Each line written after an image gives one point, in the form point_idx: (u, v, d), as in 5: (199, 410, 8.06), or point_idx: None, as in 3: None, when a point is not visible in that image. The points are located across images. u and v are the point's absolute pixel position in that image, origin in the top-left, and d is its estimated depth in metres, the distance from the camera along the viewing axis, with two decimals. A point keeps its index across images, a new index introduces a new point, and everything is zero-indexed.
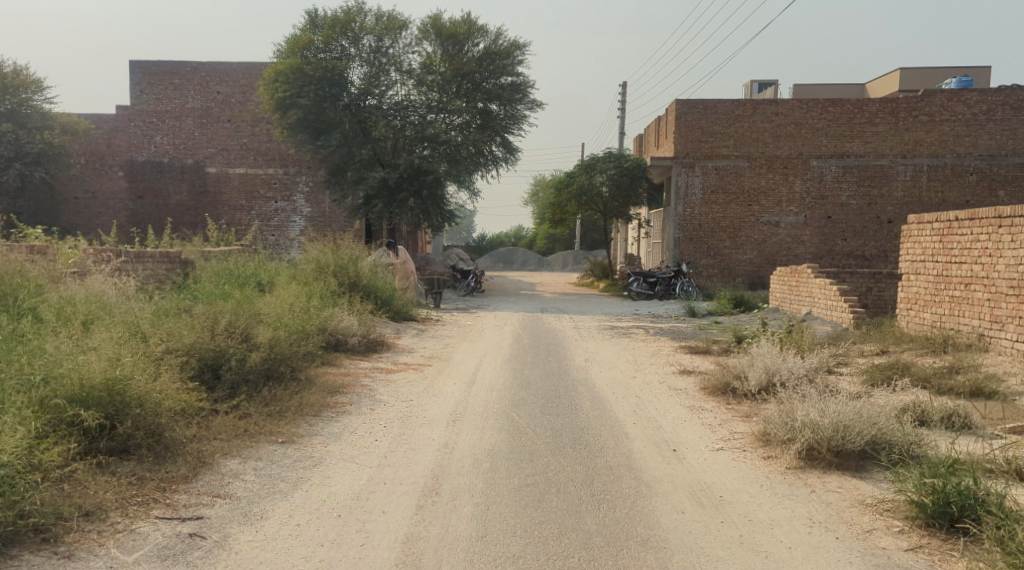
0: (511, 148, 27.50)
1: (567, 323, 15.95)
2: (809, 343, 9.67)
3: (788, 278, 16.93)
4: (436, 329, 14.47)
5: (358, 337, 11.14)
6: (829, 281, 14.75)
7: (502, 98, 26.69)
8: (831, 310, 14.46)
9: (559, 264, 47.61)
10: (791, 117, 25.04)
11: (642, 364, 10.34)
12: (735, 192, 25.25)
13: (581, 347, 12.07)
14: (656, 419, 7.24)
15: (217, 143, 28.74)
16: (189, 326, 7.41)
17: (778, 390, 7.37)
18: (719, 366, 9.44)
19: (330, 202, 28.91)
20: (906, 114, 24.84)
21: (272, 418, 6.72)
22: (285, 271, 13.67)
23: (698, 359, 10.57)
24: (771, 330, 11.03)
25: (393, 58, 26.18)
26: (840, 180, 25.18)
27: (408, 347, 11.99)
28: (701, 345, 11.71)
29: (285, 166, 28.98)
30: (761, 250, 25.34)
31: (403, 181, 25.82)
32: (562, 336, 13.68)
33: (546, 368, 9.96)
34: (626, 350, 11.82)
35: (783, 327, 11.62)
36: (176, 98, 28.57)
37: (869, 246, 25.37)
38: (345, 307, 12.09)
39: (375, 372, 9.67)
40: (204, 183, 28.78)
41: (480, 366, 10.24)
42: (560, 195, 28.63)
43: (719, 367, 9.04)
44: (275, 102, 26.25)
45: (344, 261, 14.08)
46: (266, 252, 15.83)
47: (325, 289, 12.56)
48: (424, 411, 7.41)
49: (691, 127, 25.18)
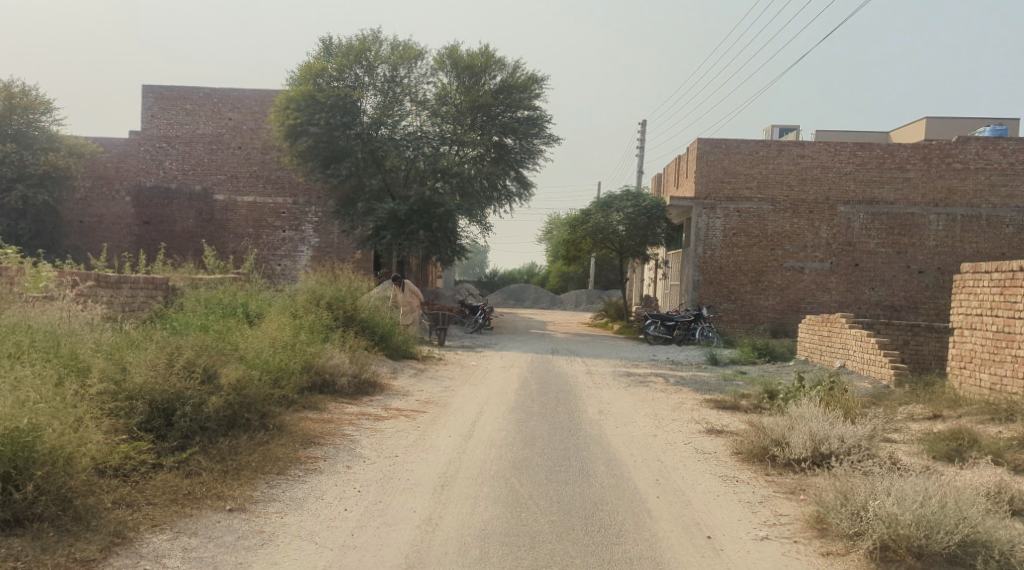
0: (525, 182, 26.70)
1: (579, 367, 14.81)
2: (855, 403, 8.54)
3: (818, 327, 15.79)
4: (438, 369, 13.39)
5: (349, 377, 10.06)
6: (865, 333, 13.64)
7: (517, 132, 25.97)
8: (867, 364, 13.31)
9: (572, 303, 46.54)
10: (817, 160, 24.04)
11: (663, 420, 9.18)
12: (758, 235, 24.18)
13: (594, 396, 10.97)
14: (683, 492, 6.09)
15: (227, 170, 28.04)
16: (142, 361, 6.36)
17: (830, 462, 6.22)
18: (753, 426, 8.30)
19: (339, 232, 27.93)
20: (939, 161, 23.82)
21: (225, 475, 5.62)
22: (277, 301, 12.68)
23: (728, 415, 9.42)
24: (807, 386, 9.89)
25: (407, 88, 25.42)
26: (868, 226, 24.09)
27: (404, 390, 10.90)
28: (727, 399, 10.55)
29: (294, 196, 28.15)
30: (784, 296, 24.19)
31: (414, 214, 24.93)
32: (574, 382, 12.58)
33: (554, 420, 8.85)
34: (644, 402, 10.66)
35: (818, 382, 10.47)
36: (187, 123, 28.07)
37: (897, 296, 24.15)
38: (338, 344, 11.02)
39: (361, 418, 8.59)
40: (210, 210, 27.96)
41: (481, 415, 9.13)
42: (575, 233, 27.67)
43: (755, 429, 7.91)
44: (285, 129, 25.51)
45: (341, 294, 13.06)
46: (262, 281, 14.82)
47: (318, 323, 11.53)
48: (409, 472, 6.30)
49: (714, 167, 24.23)
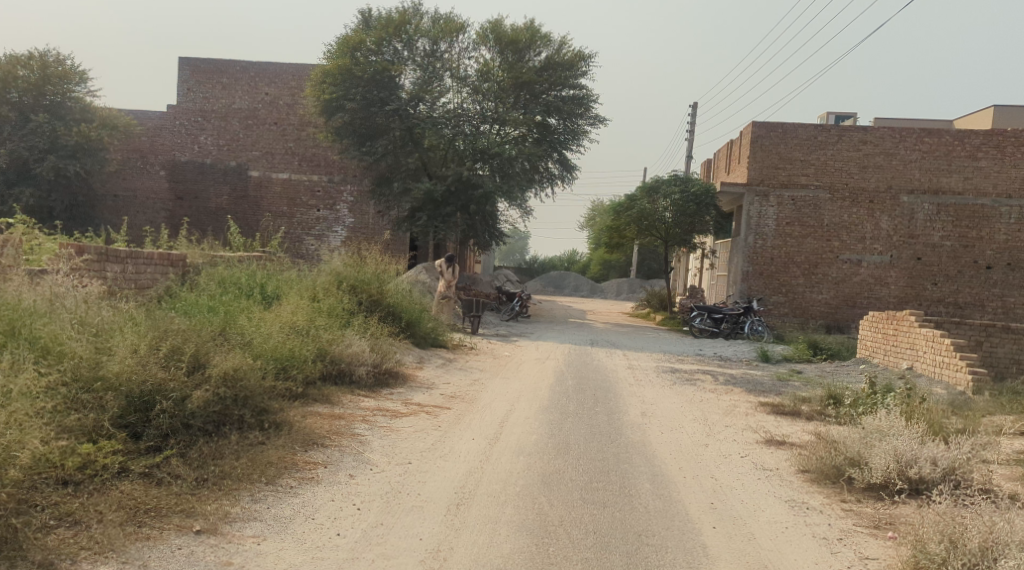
0: (568, 165, 25.65)
1: (620, 361, 13.81)
2: (939, 417, 7.42)
3: (883, 325, 14.57)
4: (468, 360, 12.51)
5: (368, 367, 9.18)
6: (940, 333, 12.42)
7: (561, 111, 24.88)
8: (941, 368, 12.10)
9: (613, 291, 45.51)
10: (881, 146, 22.56)
11: (716, 427, 8.14)
12: (813, 225, 22.85)
13: (637, 395, 9.99)
14: (746, 520, 5.08)
15: (262, 146, 27.39)
16: (118, 347, 5.53)
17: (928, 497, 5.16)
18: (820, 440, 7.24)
19: (375, 213, 27.23)
20: (1014, 150, 22.19)
21: (201, 485, 4.75)
22: (299, 281, 11.87)
23: (789, 423, 8.34)
24: (879, 394, 8.78)
25: (448, 63, 24.35)
26: (933, 218, 22.61)
27: (428, 382, 10.02)
28: (786, 404, 9.47)
29: (330, 174, 27.44)
30: (839, 290, 22.87)
31: (450, 195, 24.03)
32: (615, 377, 11.62)
33: (594, 424, 7.86)
34: (693, 404, 9.63)
35: (892, 388, 9.37)
36: (224, 98, 27.37)
37: (962, 293, 22.68)
38: (359, 330, 10.17)
39: (376, 415, 7.68)
40: (245, 186, 27.39)
41: (510, 415, 8.17)
42: (619, 218, 26.57)
43: (824, 445, 6.84)
44: (322, 105, 24.74)
45: (368, 276, 12.17)
46: (287, 260, 14.05)
47: (340, 308, 10.68)
48: (421, 485, 5.35)
49: (768, 152, 22.92)
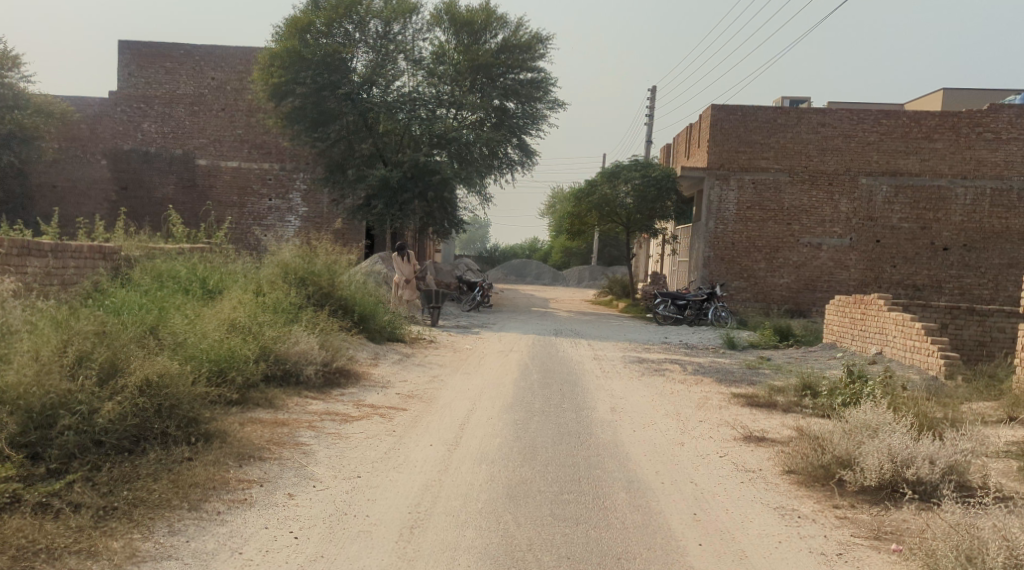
0: (528, 150, 25.03)
1: (585, 352, 13.29)
2: (919, 407, 7.00)
3: (850, 309, 14.24)
4: (426, 354, 11.90)
5: (316, 365, 8.51)
6: (909, 317, 12.10)
7: (519, 95, 24.28)
8: (912, 353, 11.77)
9: (574, 279, 45.14)
10: (839, 128, 22.34)
11: (689, 423, 7.64)
12: (774, 209, 22.59)
13: (604, 388, 9.49)
14: (733, 533, 4.56)
15: (209, 134, 26.34)
16: (17, 356, 4.84)
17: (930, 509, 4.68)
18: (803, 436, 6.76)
19: (329, 201, 26.38)
20: (969, 131, 22.10)
21: (107, 515, 4.09)
22: (244, 274, 11.13)
23: (766, 418, 7.86)
24: (856, 383, 8.35)
25: (402, 46, 23.64)
26: (891, 200, 22.48)
27: (381, 379, 9.38)
28: (759, 395, 9.03)
29: (282, 162, 26.50)
30: (800, 274, 22.66)
31: (407, 182, 23.17)
32: (579, 369, 11.10)
33: (562, 424, 7.29)
34: (662, 397, 9.13)
35: (866, 377, 8.96)
36: (167, 83, 26.23)
37: (920, 275, 22.63)
38: (307, 325, 9.50)
39: (324, 420, 7.01)
40: (192, 175, 26.31)
41: (471, 416, 7.57)
42: (579, 205, 26.09)
43: (809, 443, 6.36)
44: (271, 90, 23.84)
45: (318, 268, 11.42)
46: (233, 251, 13.25)
47: (286, 302, 9.97)
48: (369, 505, 4.71)
49: (728, 135, 22.59)
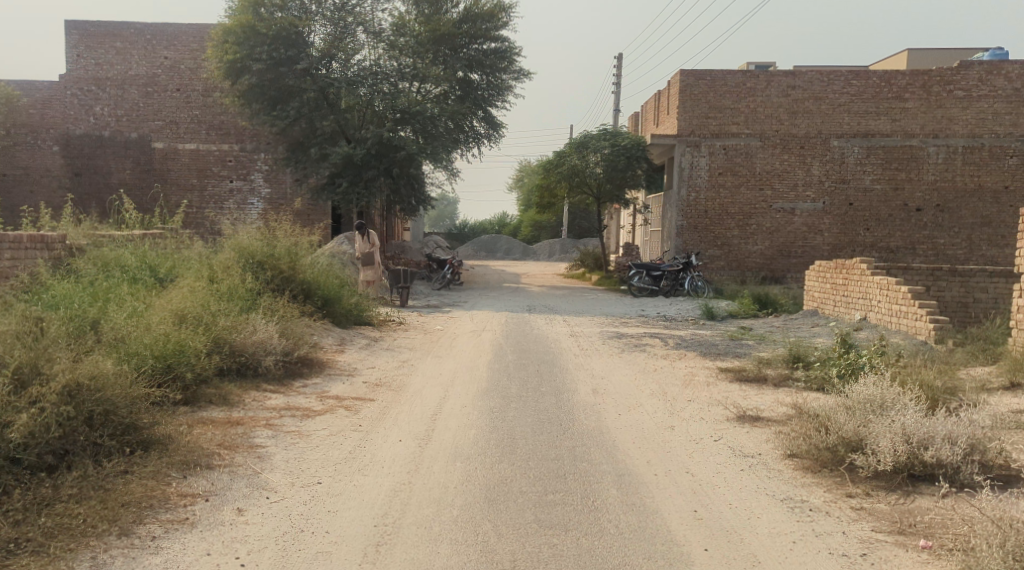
0: (494, 122, 24.38)
1: (561, 329, 12.76)
2: (917, 377, 6.55)
3: (831, 275, 13.85)
4: (395, 337, 11.30)
5: (276, 356, 7.89)
6: (894, 281, 11.70)
7: (483, 65, 23.66)
8: (899, 318, 11.38)
9: (545, 253, 44.61)
10: (809, 90, 21.91)
11: (678, 404, 7.15)
12: (746, 174, 22.18)
13: (583, 367, 8.98)
14: (741, 533, 4.07)
15: (164, 115, 25.39)
16: None
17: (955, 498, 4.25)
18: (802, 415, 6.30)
19: (292, 182, 25.49)
20: (939, 89, 21.77)
21: (16, 552, 3.52)
22: (199, 259, 10.42)
23: (759, 395, 7.39)
24: (848, 354, 7.91)
25: (360, 17, 22.67)
26: (863, 161, 22.14)
27: (347, 368, 8.78)
28: (747, 369, 8.57)
29: (241, 142, 25.50)
30: (774, 240, 22.31)
31: (371, 158, 22.27)
32: (556, 347, 10.58)
33: (542, 411, 6.77)
34: (646, 375, 8.64)
35: (856, 346, 8.53)
36: (118, 63, 25.19)
37: (895, 237, 22.39)
38: (265, 312, 8.86)
39: (282, 416, 6.40)
40: (149, 159, 24.99)
41: (443, 405, 7.02)
42: (549, 177, 25.49)
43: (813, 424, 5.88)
44: (225, 68, 22.81)
45: (278, 249, 10.70)
46: (188, 236, 12.49)
47: (243, 289, 9.32)
48: (329, 519, 4.16)
49: (697, 101, 22.11)
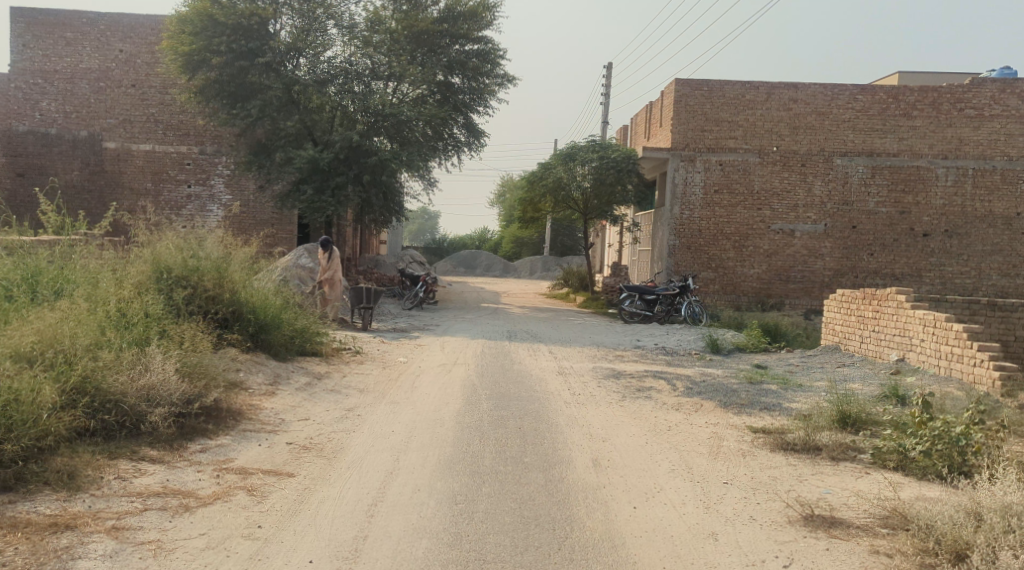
0: (476, 130, 22.48)
1: (546, 364, 10.78)
2: None
3: (858, 306, 11.99)
4: (342, 372, 9.26)
5: (168, 409, 5.85)
6: (942, 319, 9.81)
7: (464, 67, 21.81)
8: (949, 362, 9.50)
9: (527, 271, 42.65)
10: (813, 105, 20.19)
11: (714, 491, 5.18)
12: (743, 192, 20.41)
13: (576, 424, 7.00)
14: None
15: (118, 112, 23.00)
16: None
17: None
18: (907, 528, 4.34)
19: (255, 187, 23.34)
20: (949, 107, 20.15)
21: None
22: (100, 269, 8.30)
23: (821, 478, 5.43)
24: (915, 422, 6.00)
25: (332, 9, 20.59)
26: (868, 182, 20.41)
27: (269, 421, 6.70)
28: (786, 433, 6.63)
29: (201, 143, 23.28)
30: (772, 263, 20.51)
31: (339, 163, 20.25)
32: (537, 390, 8.60)
33: (526, 502, 4.79)
34: (657, 437, 6.68)
35: (918, 409, 6.63)
36: (67, 54, 22.82)
37: (899, 263, 20.65)
38: (167, 345, 6.81)
39: (145, 510, 4.36)
40: (99, 159, 23.00)
41: (388, 489, 5.01)
42: (533, 190, 23.56)
43: (940, 558, 3.93)
44: (181, 61, 20.64)
45: (201, 263, 8.60)
46: (104, 243, 10.34)
47: (142, 312, 7.27)
48: None
49: (693, 113, 20.33)
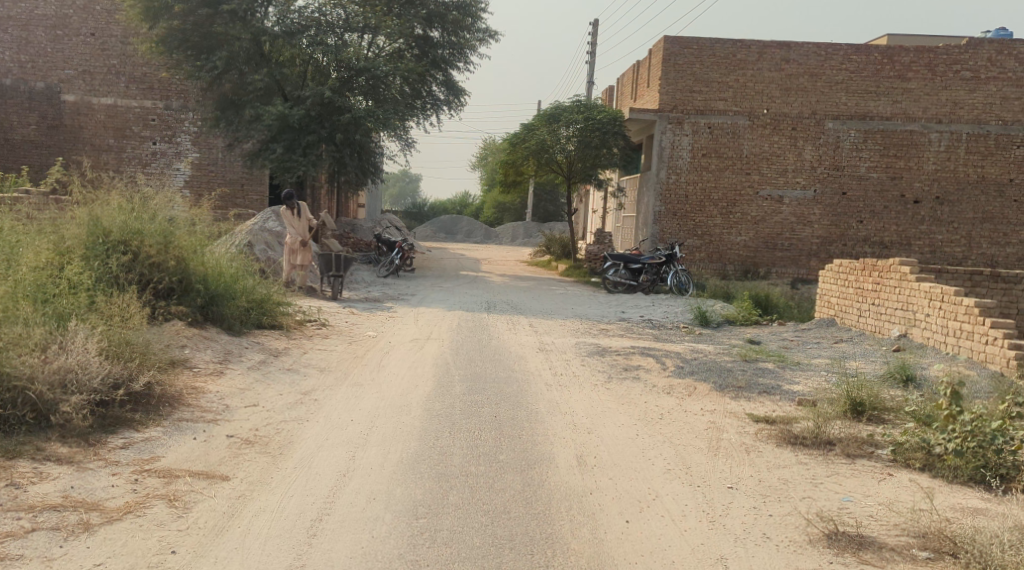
0: (455, 88, 21.46)
1: (524, 338, 10.04)
2: None
3: (856, 277, 11.30)
4: (300, 348, 8.46)
5: (85, 399, 5.07)
6: (949, 293, 9.10)
7: (443, 21, 20.74)
8: (956, 339, 8.81)
9: (508, 236, 41.79)
10: (805, 65, 19.35)
11: (717, 498, 4.45)
12: (731, 157, 19.62)
13: (557, 412, 6.23)
14: None
15: (77, 64, 21.75)
16: None
17: None
18: (954, 554, 3.64)
19: (223, 146, 22.27)
20: (945, 69, 19.35)
21: None
22: (27, 232, 7.43)
23: (839, 482, 4.72)
24: (936, 415, 5.29)
25: None
26: (859, 147, 19.66)
27: (210, 408, 5.89)
28: (791, 423, 5.92)
29: (166, 98, 22.11)
30: (759, 230, 19.81)
31: (310, 121, 19.22)
32: (513, 369, 7.85)
33: (498, 516, 4.05)
34: (649, 427, 5.96)
35: (939, 399, 5.91)
36: (22, 1, 21.47)
37: (889, 231, 19.99)
38: (95, 320, 5.98)
39: (32, 531, 3.60)
40: (58, 114, 21.80)
41: (337, 498, 4.25)
42: (514, 152, 22.65)
43: None
44: (142, 9, 19.43)
45: (143, 226, 7.72)
46: (42, 203, 9.41)
47: (67, 283, 6.43)
48: None
49: (681, 72, 19.45)
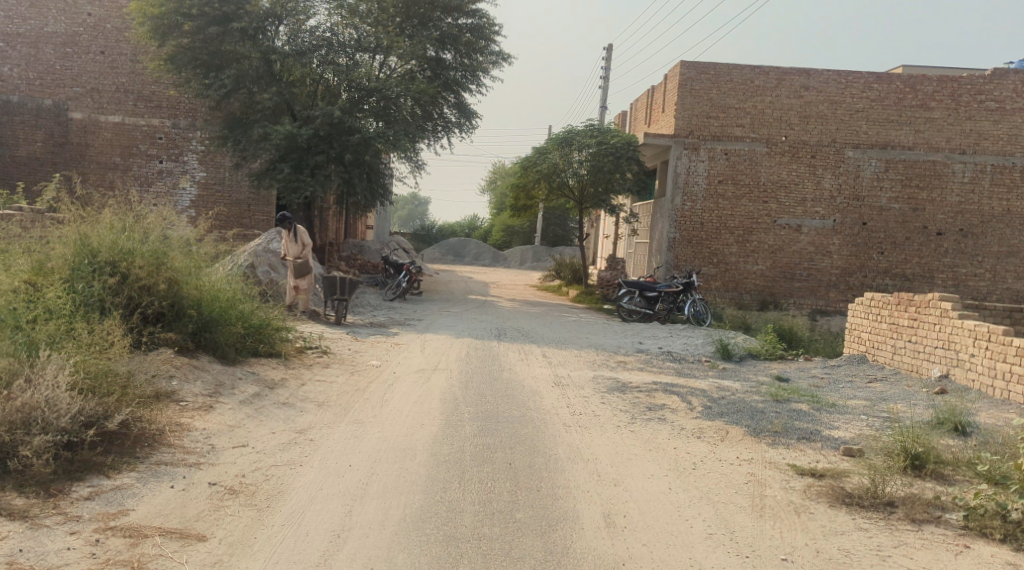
0: (466, 110, 21.00)
1: (538, 371, 9.41)
2: None
3: (890, 312, 10.66)
4: (295, 379, 7.86)
5: (49, 441, 4.51)
6: (996, 333, 8.46)
7: (456, 42, 20.32)
8: (1005, 384, 8.16)
9: (517, 260, 41.24)
10: (825, 93, 18.82)
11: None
12: (748, 184, 19.07)
13: (578, 459, 5.60)
14: None
15: (85, 81, 21.39)
16: None
17: None
18: None
19: (230, 165, 21.82)
20: (969, 99, 18.82)
21: None
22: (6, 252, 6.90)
23: (910, 555, 4.09)
24: (1013, 478, 4.64)
25: None
26: (880, 176, 19.07)
27: (193, 449, 5.29)
28: (840, 480, 5.27)
29: (174, 117, 21.70)
30: (777, 260, 19.18)
31: (318, 141, 18.76)
32: (526, 407, 7.23)
33: None
34: (681, 479, 5.33)
35: (1006, 455, 5.26)
36: (31, 18, 21.16)
37: (911, 263, 19.35)
38: (71, 350, 5.40)
39: None
40: (64, 131, 21.42)
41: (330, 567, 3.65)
42: (525, 176, 22.14)
43: None
44: (151, 27, 19.06)
45: (133, 245, 7.17)
46: (30, 221, 8.88)
47: (43, 309, 5.90)
48: None
49: (698, 98, 18.94)
